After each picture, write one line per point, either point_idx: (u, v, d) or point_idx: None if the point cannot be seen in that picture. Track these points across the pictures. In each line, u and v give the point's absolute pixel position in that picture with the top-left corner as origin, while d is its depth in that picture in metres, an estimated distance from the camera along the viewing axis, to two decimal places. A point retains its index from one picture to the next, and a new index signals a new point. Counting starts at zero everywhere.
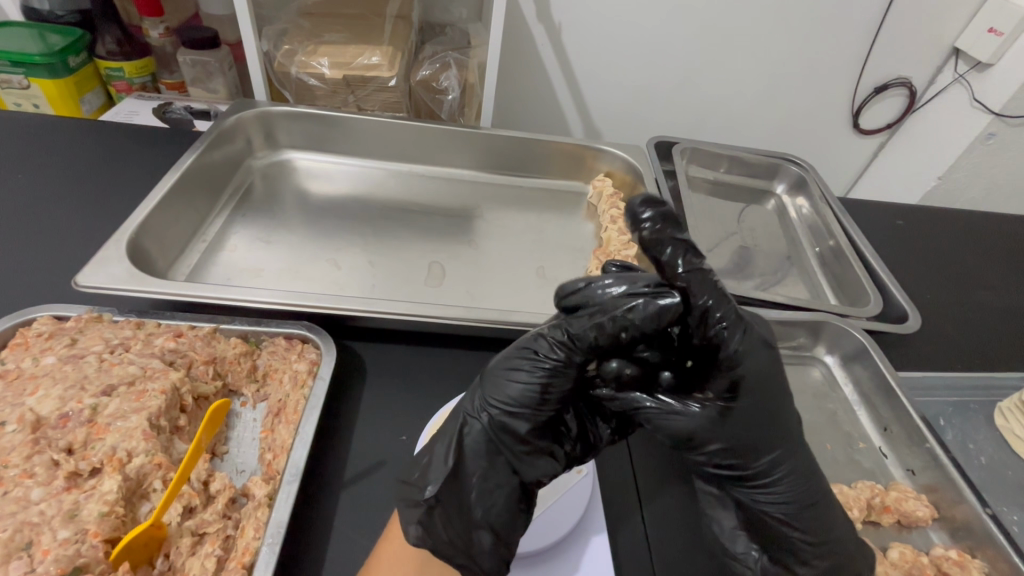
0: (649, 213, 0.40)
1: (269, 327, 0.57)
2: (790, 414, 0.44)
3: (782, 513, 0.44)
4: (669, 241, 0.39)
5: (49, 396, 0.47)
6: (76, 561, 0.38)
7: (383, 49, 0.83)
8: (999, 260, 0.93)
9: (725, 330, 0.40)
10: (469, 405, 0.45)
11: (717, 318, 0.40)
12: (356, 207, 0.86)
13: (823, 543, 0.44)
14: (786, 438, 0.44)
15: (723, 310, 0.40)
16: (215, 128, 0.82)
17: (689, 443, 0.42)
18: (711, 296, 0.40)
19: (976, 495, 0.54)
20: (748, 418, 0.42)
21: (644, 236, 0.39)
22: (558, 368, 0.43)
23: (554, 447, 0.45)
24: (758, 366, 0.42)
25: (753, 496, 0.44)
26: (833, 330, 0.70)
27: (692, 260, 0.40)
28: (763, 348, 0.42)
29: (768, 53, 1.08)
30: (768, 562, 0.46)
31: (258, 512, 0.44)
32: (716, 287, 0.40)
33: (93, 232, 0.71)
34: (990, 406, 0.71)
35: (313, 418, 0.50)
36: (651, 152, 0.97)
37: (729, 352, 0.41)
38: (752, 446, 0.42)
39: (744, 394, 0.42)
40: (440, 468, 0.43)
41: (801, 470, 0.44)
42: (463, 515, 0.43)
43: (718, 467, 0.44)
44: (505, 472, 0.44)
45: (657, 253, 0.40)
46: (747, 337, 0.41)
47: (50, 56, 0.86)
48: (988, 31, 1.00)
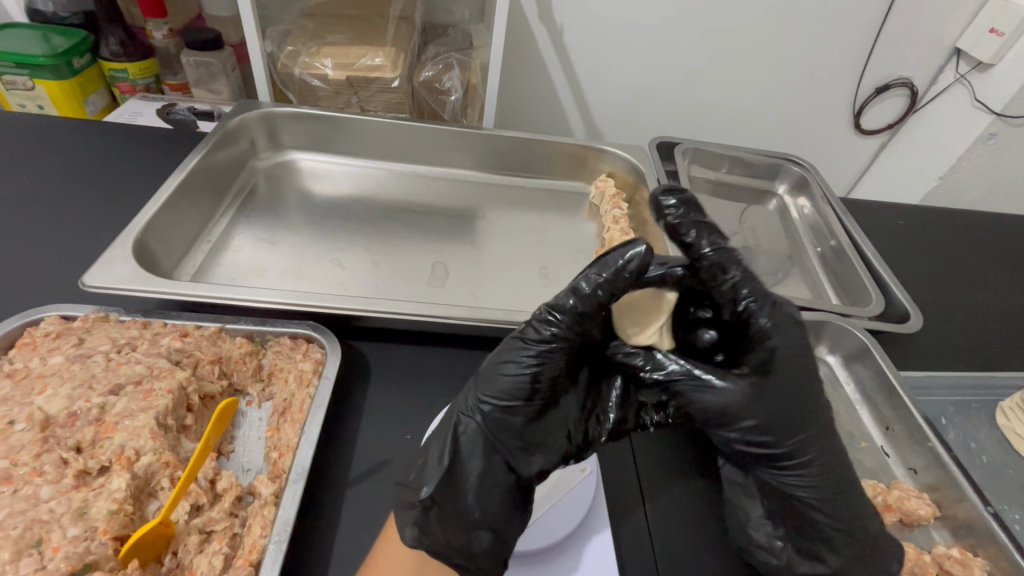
0: (673, 200, 0.48)
1: (274, 327, 0.57)
2: (822, 397, 0.46)
3: (811, 497, 0.44)
4: (692, 221, 0.46)
5: (56, 395, 0.47)
6: (85, 558, 0.38)
7: (386, 50, 0.83)
8: (1000, 260, 0.93)
9: (753, 304, 0.44)
10: (462, 403, 0.46)
11: (746, 294, 0.45)
12: (360, 208, 0.86)
13: (848, 530, 0.45)
14: (817, 423, 0.45)
15: (750, 286, 0.45)
16: (219, 129, 0.82)
17: (724, 418, 0.44)
18: (738, 271, 0.44)
19: (978, 493, 0.54)
20: (783, 394, 0.44)
21: (671, 219, 0.47)
22: (546, 353, 0.44)
23: (548, 440, 0.46)
24: (790, 342, 0.45)
25: (783, 478, 0.45)
26: (835, 329, 0.71)
27: (713, 238, 0.46)
28: (794, 326, 0.45)
29: (770, 54, 1.09)
30: (793, 553, 0.46)
31: (265, 511, 0.44)
32: (740, 264, 0.45)
33: (98, 232, 0.71)
34: (992, 406, 0.71)
35: (318, 417, 0.51)
36: (653, 153, 0.97)
37: (761, 325, 0.44)
38: (786, 424, 0.43)
39: (778, 369, 0.44)
40: (436, 470, 0.43)
41: (830, 453, 0.45)
42: (468, 513, 0.43)
43: (751, 445, 0.44)
44: (503, 471, 0.44)
45: (682, 233, 0.46)
46: (777, 313, 0.45)
47: (55, 57, 0.87)
48: (989, 31, 1.00)
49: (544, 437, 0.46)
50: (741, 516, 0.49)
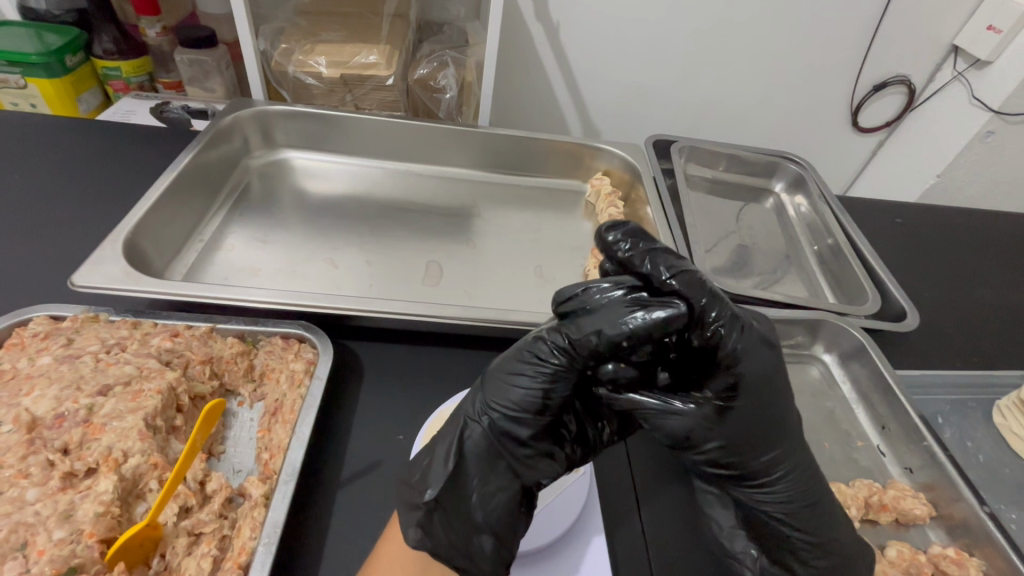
0: (618, 235, 0.45)
1: (266, 327, 0.57)
2: (790, 416, 0.45)
3: (780, 513, 0.45)
4: (645, 252, 0.44)
5: (44, 396, 0.47)
6: (71, 562, 0.38)
7: (381, 48, 0.82)
8: (997, 258, 0.93)
9: (721, 329, 0.41)
10: (470, 408, 0.45)
11: (713, 318, 0.41)
12: (354, 207, 0.86)
13: (821, 544, 0.45)
14: (789, 442, 0.45)
15: (718, 310, 0.41)
16: (212, 127, 0.82)
17: (688, 443, 0.43)
18: (705, 295, 0.41)
19: (974, 493, 0.54)
20: (748, 418, 0.43)
21: (621, 256, 0.44)
22: (559, 372, 0.43)
23: (554, 450, 0.45)
24: (757, 366, 0.42)
25: (750, 495, 0.46)
26: (831, 328, 0.70)
27: (672, 263, 0.42)
28: (761, 347, 0.43)
29: (767, 51, 1.08)
30: (767, 563, 0.47)
31: (254, 512, 0.44)
32: (704, 287, 0.42)
33: (89, 231, 0.71)
34: (988, 405, 0.71)
35: (310, 417, 0.50)
36: (650, 151, 0.97)
37: (728, 351, 0.41)
38: (750, 446, 0.43)
39: (744, 393, 0.42)
40: (440, 472, 0.43)
41: (800, 470, 0.45)
42: (461, 516, 0.43)
43: (716, 466, 0.45)
44: (506, 476, 0.44)
45: (636, 266, 0.43)
46: (744, 337, 0.42)
47: (46, 55, 0.86)
48: (987, 28, 1.00)
49: (549, 448, 0.45)
50: (714, 525, 0.50)
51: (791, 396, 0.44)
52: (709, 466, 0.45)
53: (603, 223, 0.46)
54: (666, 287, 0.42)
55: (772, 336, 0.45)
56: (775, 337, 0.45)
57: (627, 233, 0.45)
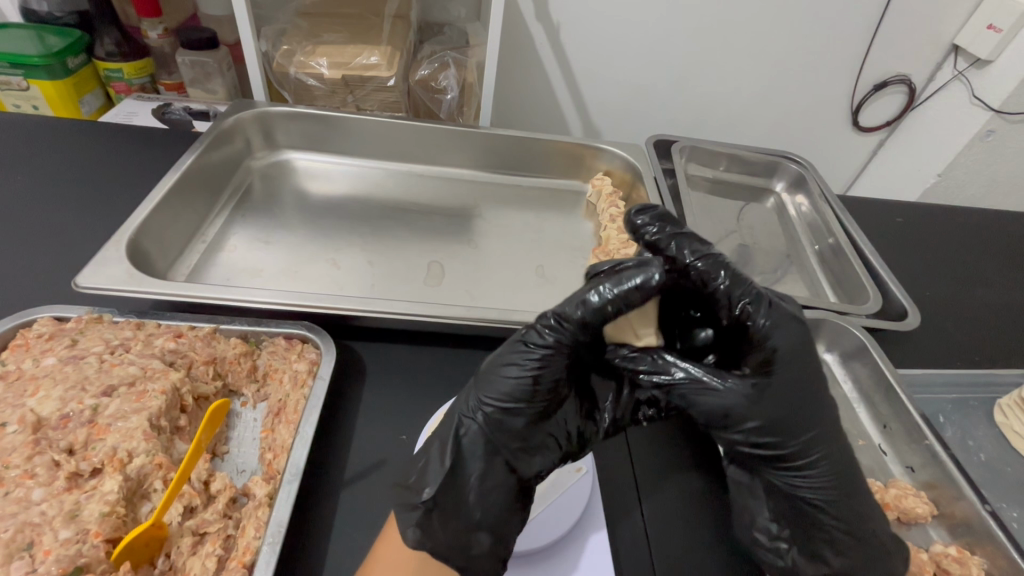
0: (646, 219, 0.49)
1: (269, 327, 0.57)
2: (826, 396, 0.45)
3: (820, 499, 0.44)
4: (669, 235, 0.48)
5: (49, 397, 0.47)
6: (77, 561, 0.38)
7: (382, 49, 0.82)
8: (998, 257, 0.93)
9: (749, 306, 0.45)
10: (463, 405, 0.45)
11: (739, 295, 0.45)
12: (356, 207, 0.86)
13: (856, 533, 0.44)
14: (829, 425, 0.45)
15: (742, 288, 0.45)
16: (214, 128, 0.82)
17: (726, 420, 0.43)
18: (725, 276, 0.46)
19: (975, 491, 0.54)
20: (786, 394, 0.43)
21: (648, 239, 0.49)
22: (550, 355, 0.44)
23: (550, 440, 0.45)
24: (792, 340, 0.44)
25: (791, 481, 0.44)
26: (832, 327, 0.70)
27: (697, 248, 0.47)
28: (793, 323, 0.45)
29: (767, 51, 1.08)
30: (798, 557, 0.45)
31: (258, 512, 0.44)
32: (727, 269, 0.46)
33: (92, 233, 0.71)
34: (990, 404, 0.71)
35: (313, 417, 0.50)
36: (651, 151, 0.97)
37: (760, 325, 0.44)
38: (790, 425, 0.43)
39: (780, 369, 0.43)
40: (438, 472, 0.43)
41: (840, 452, 0.45)
42: (465, 515, 0.43)
43: (756, 447, 0.44)
44: (502, 471, 0.44)
45: (662, 248, 0.48)
46: (775, 312, 0.44)
47: (49, 57, 0.86)
48: (987, 27, 1.00)
49: (546, 439, 0.45)
50: (746, 516, 0.47)
51: (825, 376, 0.45)
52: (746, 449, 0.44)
53: (633, 208, 0.50)
54: (692, 268, 0.47)
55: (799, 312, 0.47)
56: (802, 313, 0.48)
57: (654, 217, 0.49)
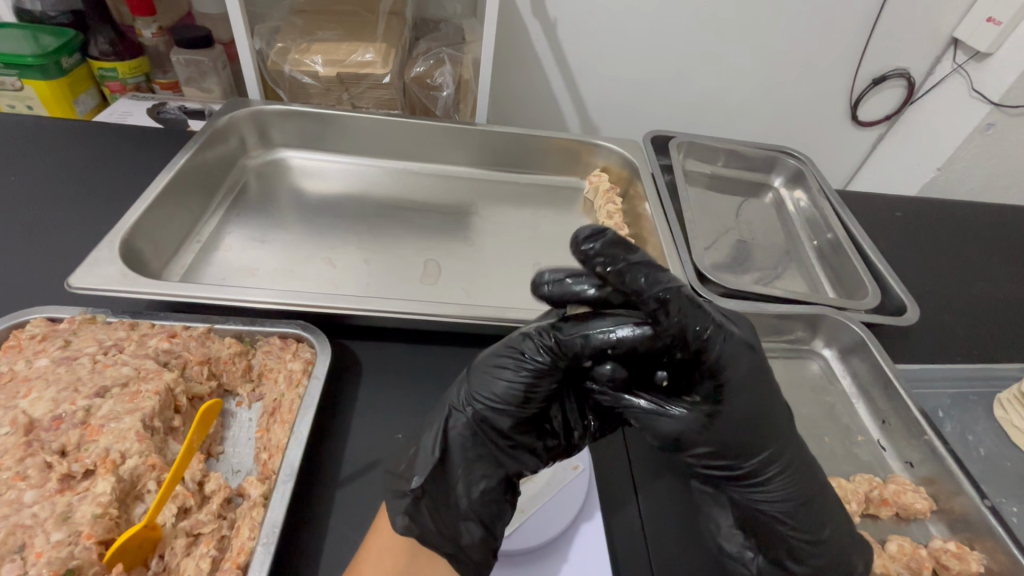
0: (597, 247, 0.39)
1: (264, 327, 0.57)
2: (779, 416, 0.43)
3: (776, 512, 0.44)
4: (625, 267, 0.39)
5: (42, 398, 0.47)
6: (68, 563, 0.38)
7: (377, 46, 0.82)
8: (998, 251, 0.93)
9: (703, 338, 0.39)
10: (456, 399, 0.46)
11: (695, 328, 0.39)
12: (352, 206, 0.86)
13: (816, 540, 0.44)
14: (784, 441, 0.44)
15: (700, 321, 0.39)
16: (207, 127, 0.81)
17: (678, 445, 0.42)
18: (682, 314, 0.39)
19: (975, 487, 0.54)
20: (740, 422, 0.42)
21: (605, 273, 0.39)
22: (542, 372, 0.43)
23: (537, 442, 0.45)
24: (742, 370, 0.41)
25: (748, 496, 0.45)
26: (830, 323, 0.70)
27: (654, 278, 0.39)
28: (746, 352, 0.41)
29: (765, 46, 1.08)
30: (765, 562, 0.46)
31: (253, 512, 0.44)
32: (682, 299, 0.39)
33: (86, 233, 0.71)
34: (989, 398, 0.70)
35: (308, 417, 0.50)
36: (648, 147, 0.97)
37: (712, 358, 0.40)
38: (743, 449, 0.42)
39: (732, 398, 0.41)
40: (427, 460, 0.44)
41: (793, 469, 0.44)
42: (459, 505, 0.43)
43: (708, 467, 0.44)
44: (490, 464, 0.45)
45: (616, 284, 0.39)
46: (729, 342, 0.40)
47: (43, 56, 0.86)
48: (987, 20, 0.99)
49: (534, 442, 0.45)
50: (712, 525, 0.49)
51: (779, 400, 0.43)
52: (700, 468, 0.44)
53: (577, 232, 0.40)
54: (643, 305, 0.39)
55: (754, 337, 0.43)
56: (757, 338, 0.43)
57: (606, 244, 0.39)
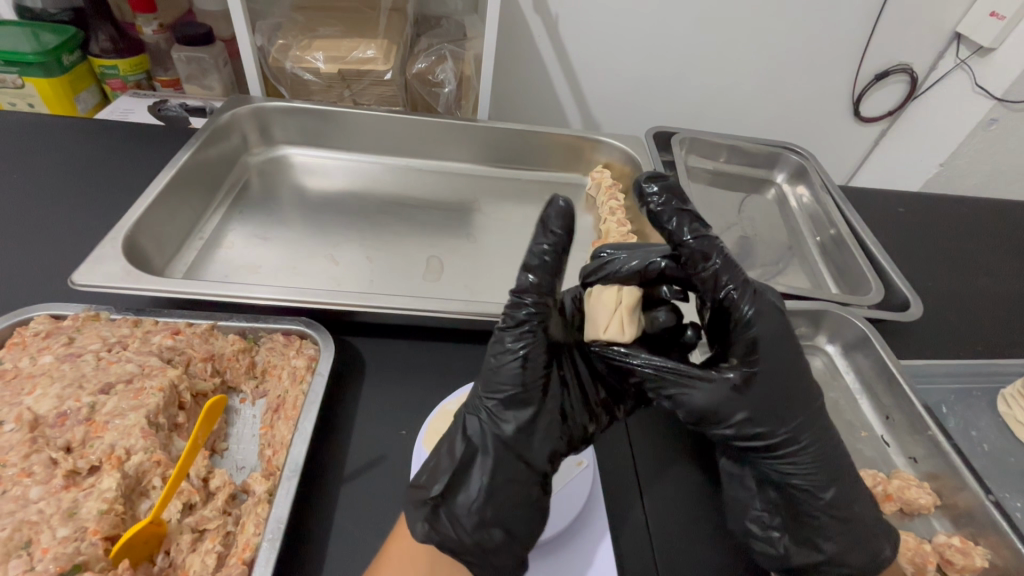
0: (656, 187, 0.45)
1: (267, 324, 0.57)
2: (808, 383, 0.44)
3: (808, 484, 0.44)
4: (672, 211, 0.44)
5: (46, 395, 0.47)
6: (75, 559, 0.38)
7: (378, 42, 0.82)
8: (1002, 247, 0.92)
9: (733, 292, 0.43)
10: (467, 406, 0.45)
11: (726, 280, 0.43)
12: (354, 203, 0.86)
13: (843, 515, 0.44)
14: (815, 410, 0.45)
15: (730, 273, 0.43)
16: (209, 124, 0.81)
17: (715, 416, 0.43)
18: (719, 258, 0.43)
19: (979, 482, 0.53)
20: (775, 384, 0.43)
21: (653, 208, 0.45)
22: (523, 337, 0.43)
23: (555, 425, 0.44)
24: (772, 328, 0.43)
25: (780, 470, 0.45)
26: (834, 318, 0.70)
27: (698, 228, 0.44)
28: (775, 311, 0.43)
29: (767, 42, 1.07)
30: (792, 542, 0.46)
31: (258, 508, 0.44)
32: (721, 251, 0.43)
33: (89, 230, 0.70)
34: (993, 393, 0.70)
35: (312, 413, 0.50)
36: (650, 143, 0.97)
37: (742, 313, 0.43)
38: (779, 415, 0.43)
39: (765, 357, 0.43)
40: (445, 469, 0.43)
41: (823, 437, 0.44)
42: (481, 510, 0.42)
43: (743, 440, 0.44)
44: (513, 465, 0.43)
45: (662, 221, 0.44)
46: (758, 298, 0.43)
47: (44, 54, 0.85)
48: (990, 15, 0.98)
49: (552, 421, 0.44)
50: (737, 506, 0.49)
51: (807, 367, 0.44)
52: (733, 442, 0.45)
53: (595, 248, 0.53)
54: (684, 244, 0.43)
55: (778, 300, 0.46)
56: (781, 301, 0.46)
57: (664, 188, 0.46)
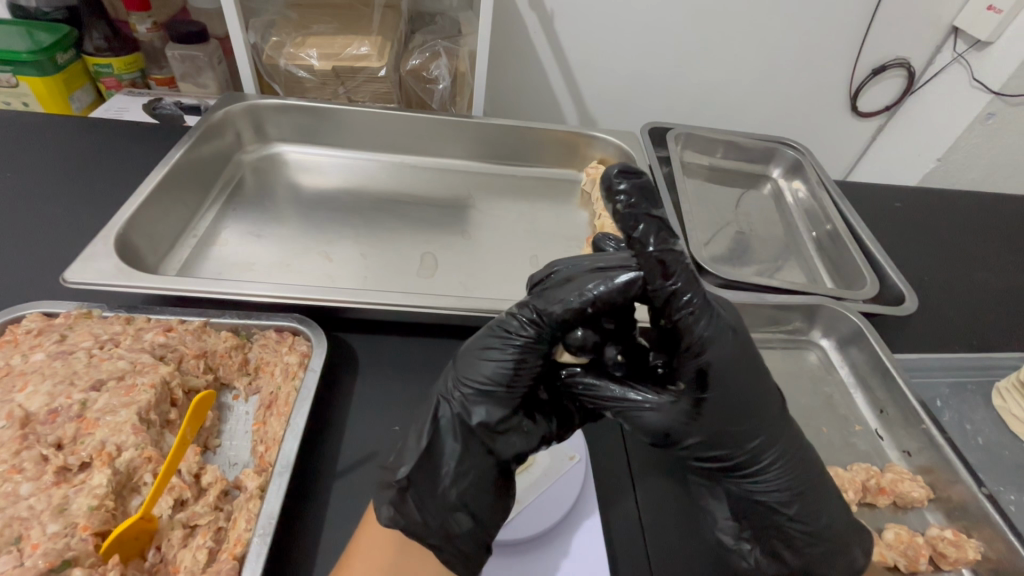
0: (627, 183, 0.38)
1: (260, 320, 0.57)
2: (769, 400, 0.44)
3: (773, 500, 0.44)
4: (643, 215, 0.38)
5: (37, 392, 0.47)
6: (65, 555, 0.38)
7: (372, 39, 0.81)
8: (998, 240, 0.92)
9: (689, 316, 0.40)
10: (443, 388, 0.45)
11: (682, 303, 0.40)
12: (349, 200, 0.85)
13: (814, 531, 0.44)
14: (776, 431, 0.44)
15: (690, 292, 0.40)
16: (202, 122, 0.81)
17: (666, 440, 0.43)
18: (679, 279, 0.39)
19: (972, 475, 0.53)
20: (727, 407, 0.42)
21: (620, 210, 0.39)
22: (531, 345, 0.42)
23: (526, 423, 0.44)
24: (726, 352, 0.41)
25: (746, 489, 0.44)
26: (829, 313, 0.70)
27: (663, 240, 0.39)
28: (731, 333, 0.41)
29: (763, 37, 1.07)
30: (762, 555, 0.46)
31: (249, 504, 0.44)
32: (683, 269, 0.39)
33: (83, 228, 0.71)
34: (988, 387, 0.70)
35: (304, 409, 0.50)
36: (645, 139, 0.96)
37: (695, 337, 0.40)
38: (733, 436, 0.43)
39: (717, 381, 0.41)
40: (413, 449, 0.43)
41: (786, 455, 0.44)
42: (448, 496, 0.42)
43: (702, 461, 0.44)
44: (480, 455, 0.43)
45: (630, 230, 0.39)
46: (715, 322, 0.40)
47: (37, 52, 0.85)
48: (987, 8, 0.98)
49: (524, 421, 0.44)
50: (710, 515, 0.49)
51: (765, 385, 0.43)
52: (694, 462, 0.45)
53: (612, 165, 0.39)
54: (643, 258, 0.39)
55: (739, 321, 0.44)
56: (741, 320, 0.44)
57: (636, 184, 0.39)
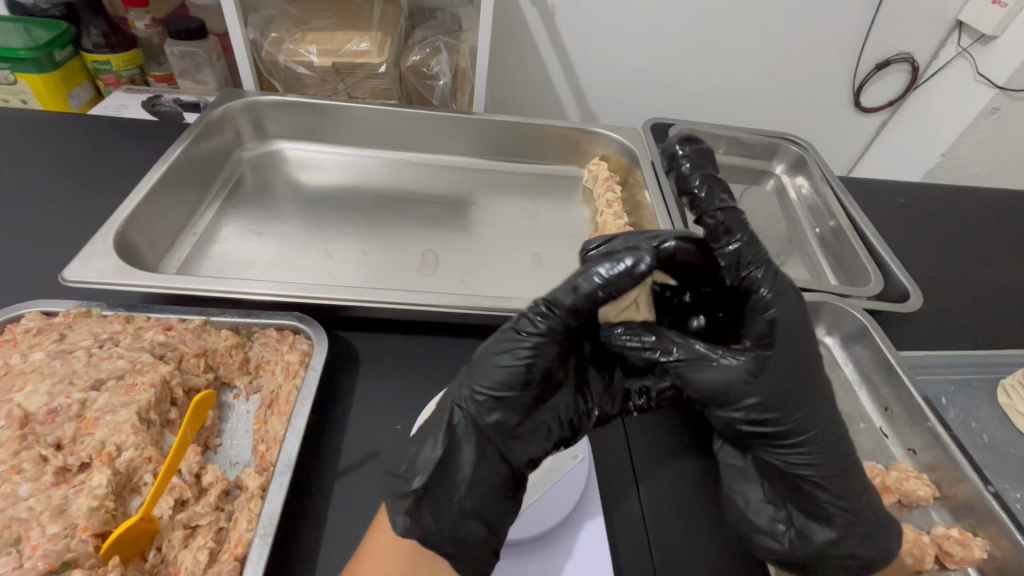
0: (688, 158, 0.52)
1: (260, 319, 0.56)
2: (823, 375, 0.44)
3: (812, 473, 0.44)
4: (706, 180, 0.50)
5: (37, 391, 0.47)
6: (64, 556, 0.38)
7: (372, 35, 0.82)
8: (1003, 236, 0.92)
9: (755, 272, 0.43)
10: (456, 394, 0.45)
11: (747, 259, 0.44)
12: (350, 197, 0.85)
13: (852, 508, 0.44)
14: (824, 399, 0.44)
15: (754, 252, 0.44)
16: (202, 119, 0.81)
17: (724, 397, 0.43)
18: (739, 235, 0.44)
19: (979, 473, 0.53)
20: (787, 368, 0.43)
21: (681, 178, 0.51)
22: (542, 343, 0.43)
23: (541, 428, 0.45)
24: (791, 313, 0.43)
25: (783, 457, 0.44)
26: (833, 310, 0.69)
27: (723, 201, 0.47)
28: (795, 295, 0.43)
29: (766, 32, 1.06)
30: (796, 536, 0.45)
31: (251, 504, 0.44)
32: (747, 229, 0.44)
33: (82, 226, 0.70)
34: (993, 384, 0.70)
35: (305, 408, 0.50)
36: (648, 135, 0.96)
37: (760, 296, 0.43)
38: (790, 401, 0.43)
39: (778, 342, 0.43)
40: (427, 460, 0.42)
41: (830, 426, 0.44)
42: (463, 503, 0.42)
43: (754, 424, 0.44)
44: (495, 463, 0.43)
45: (693, 190, 0.49)
46: (779, 282, 0.43)
47: (35, 49, 0.85)
48: (993, 3, 0.96)
49: (540, 425, 0.45)
50: (739, 502, 0.47)
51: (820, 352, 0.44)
52: (743, 427, 0.44)
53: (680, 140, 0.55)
54: (705, 219, 0.46)
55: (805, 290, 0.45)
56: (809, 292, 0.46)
57: (694, 151, 0.53)
